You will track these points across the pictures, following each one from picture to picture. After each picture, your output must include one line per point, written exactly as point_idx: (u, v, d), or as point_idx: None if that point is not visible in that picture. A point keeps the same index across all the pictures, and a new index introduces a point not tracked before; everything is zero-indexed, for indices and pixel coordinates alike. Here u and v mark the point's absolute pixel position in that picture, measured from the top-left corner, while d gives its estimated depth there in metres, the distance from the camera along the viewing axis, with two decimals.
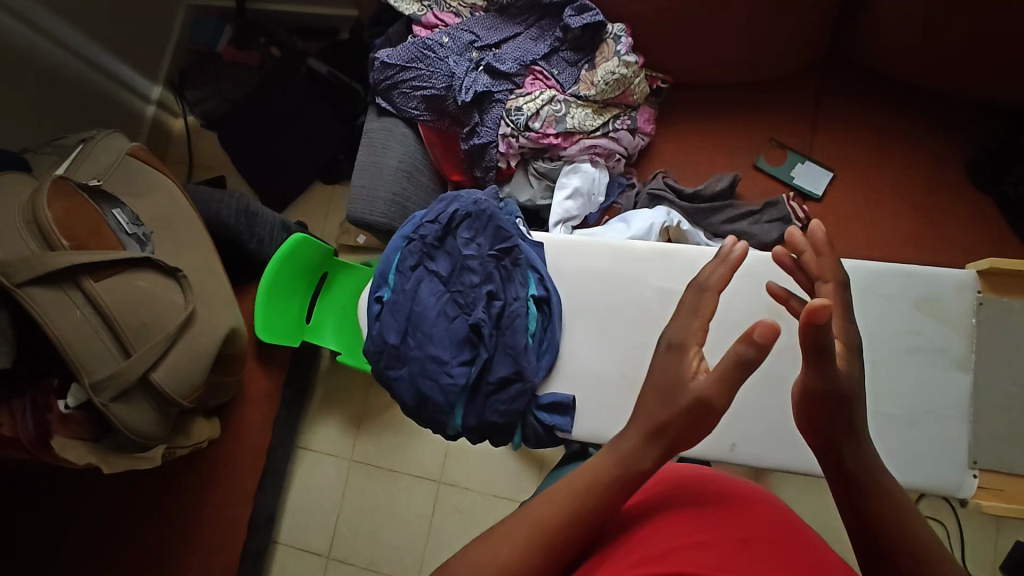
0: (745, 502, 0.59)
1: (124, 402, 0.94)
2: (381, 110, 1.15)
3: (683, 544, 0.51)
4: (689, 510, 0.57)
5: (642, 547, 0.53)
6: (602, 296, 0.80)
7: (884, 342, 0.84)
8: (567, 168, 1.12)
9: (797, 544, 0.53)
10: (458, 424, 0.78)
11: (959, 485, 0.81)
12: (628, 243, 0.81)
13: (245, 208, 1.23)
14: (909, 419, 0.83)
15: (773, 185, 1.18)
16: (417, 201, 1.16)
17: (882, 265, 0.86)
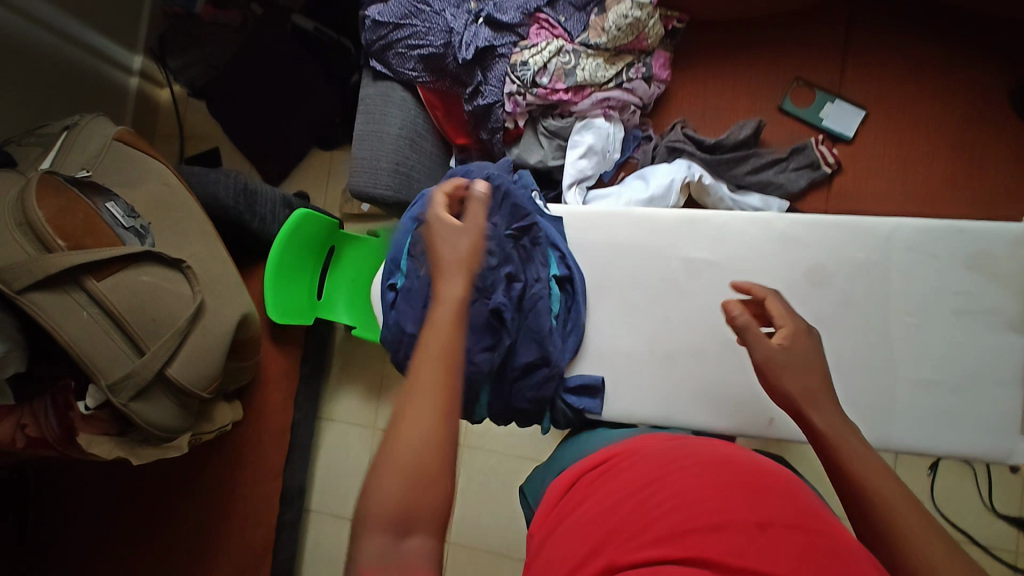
0: (771, 483, 0.57)
1: (144, 400, 0.93)
2: (375, 73, 1.07)
3: (697, 527, 0.51)
4: (700, 483, 0.57)
5: (652, 525, 0.54)
6: (627, 271, 0.86)
7: (928, 302, 0.81)
8: (578, 125, 1.05)
9: (814, 526, 0.52)
10: (485, 409, 0.81)
11: (1009, 452, 0.78)
12: (653, 215, 0.86)
13: (243, 187, 1.18)
14: (955, 384, 0.80)
15: (799, 128, 1.11)
16: (421, 169, 1.10)
17: (929, 222, 0.81)
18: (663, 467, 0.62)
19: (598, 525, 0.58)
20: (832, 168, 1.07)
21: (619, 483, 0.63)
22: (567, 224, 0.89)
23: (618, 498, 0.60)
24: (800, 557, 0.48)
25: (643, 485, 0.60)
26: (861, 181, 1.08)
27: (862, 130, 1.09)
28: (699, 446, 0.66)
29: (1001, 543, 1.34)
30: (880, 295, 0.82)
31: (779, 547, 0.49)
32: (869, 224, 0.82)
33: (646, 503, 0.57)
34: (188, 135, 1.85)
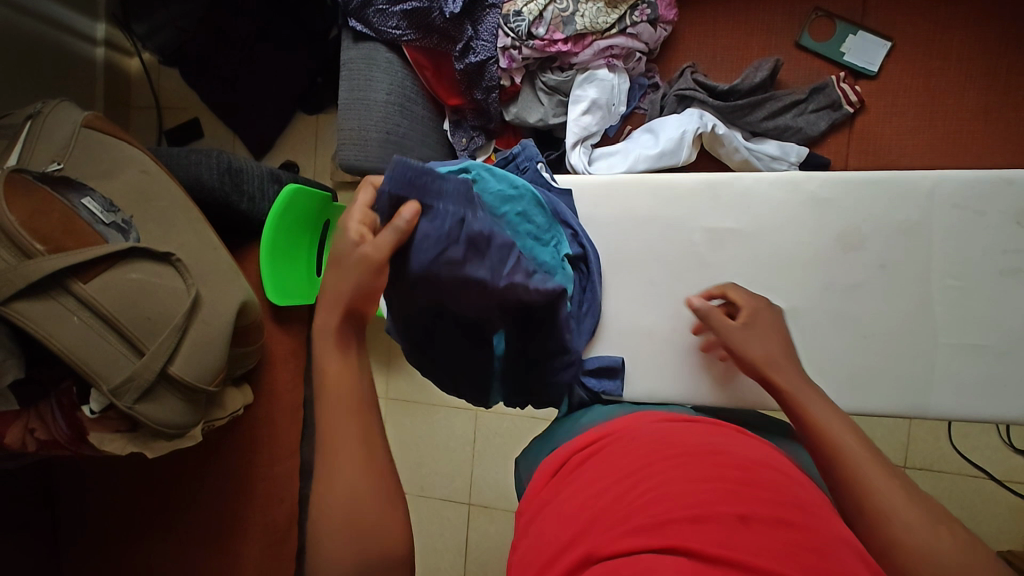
0: (774, 475, 0.55)
1: (149, 400, 0.90)
2: (356, 34, 0.97)
3: (678, 518, 0.49)
4: (691, 473, 0.54)
5: (632, 515, 0.51)
6: (642, 241, 0.83)
7: (972, 260, 0.76)
8: (580, 78, 0.97)
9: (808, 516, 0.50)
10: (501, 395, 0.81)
11: None
12: (670, 182, 0.81)
13: (227, 165, 1.10)
14: (1003, 348, 0.76)
15: (818, 65, 1.03)
16: (414, 136, 1.03)
17: (976, 173, 0.75)
18: (654, 454, 0.60)
19: (578, 515, 0.56)
20: (855, 107, 0.99)
21: (608, 468, 0.61)
22: (577, 198, 0.84)
23: (604, 483, 0.58)
24: (789, 552, 0.45)
25: (627, 474, 0.58)
26: (886, 120, 1.01)
27: (886, 64, 1.00)
28: (702, 436, 0.64)
29: (1016, 476, 1.34)
30: (916, 255, 0.77)
31: (764, 539, 0.46)
32: (906, 177, 0.77)
33: (630, 491, 0.55)
34: (165, 105, 1.76)
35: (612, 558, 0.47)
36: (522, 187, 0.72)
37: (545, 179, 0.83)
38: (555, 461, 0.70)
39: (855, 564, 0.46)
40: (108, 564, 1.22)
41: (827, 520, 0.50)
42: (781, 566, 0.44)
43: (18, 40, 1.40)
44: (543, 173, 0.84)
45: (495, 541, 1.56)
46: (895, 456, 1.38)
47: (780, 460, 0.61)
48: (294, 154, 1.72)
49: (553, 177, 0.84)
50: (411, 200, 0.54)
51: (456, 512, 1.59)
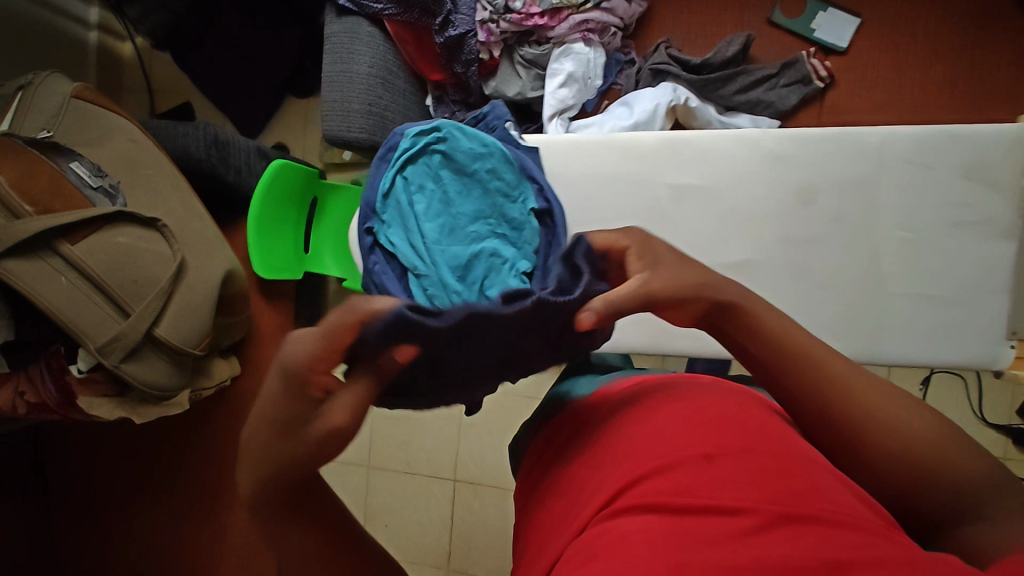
0: (741, 405, 0.55)
1: (136, 361, 0.93)
2: (339, 8, 1.00)
3: (647, 472, 0.49)
4: (660, 422, 0.55)
5: (607, 481, 0.52)
6: (607, 197, 0.85)
7: (921, 212, 0.79)
8: (557, 52, 1.00)
9: (775, 446, 0.51)
10: None
11: (994, 358, 0.79)
12: (633, 139, 0.84)
13: (214, 138, 1.14)
14: (949, 297, 0.80)
15: (790, 41, 1.05)
16: (396, 109, 1.06)
17: (925, 128, 0.78)
18: (630, 410, 0.60)
19: (567, 493, 0.56)
20: (825, 81, 1.02)
21: (591, 436, 0.62)
22: (544, 154, 0.86)
23: (590, 451, 0.59)
24: (752, 485, 0.46)
25: (606, 440, 0.58)
26: (855, 95, 1.04)
27: (856, 40, 1.03)
28: (669, 380, 0.64)
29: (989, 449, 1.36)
30: (869, 209, 0.80)
31: (730, 475, 0.47)
32: (861, 134, 0.80)
33: (610, 457, 0.55)
34: (157, 89, 1.79)
35: (592, 528, 0.48)
36: (492, 144, 0.84)
37: (513, 137, 0.87)
38: (550, 440, 0.70)
39: (822, 480, 0.47)
40: (97, 533, 1.25)
41: (794, 443, 0.51)
42: (745, 501, 0.45)
43: (12, 20, 1.42)
44: (512, 132, 0.88)
45: (479, 518, 1.59)
46: None
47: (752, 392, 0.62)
48: (285, 136, 1.75)
49: (521, 136, 0.87)
50: (409, 346, 0.46)
51: (442, 488, 1.62)
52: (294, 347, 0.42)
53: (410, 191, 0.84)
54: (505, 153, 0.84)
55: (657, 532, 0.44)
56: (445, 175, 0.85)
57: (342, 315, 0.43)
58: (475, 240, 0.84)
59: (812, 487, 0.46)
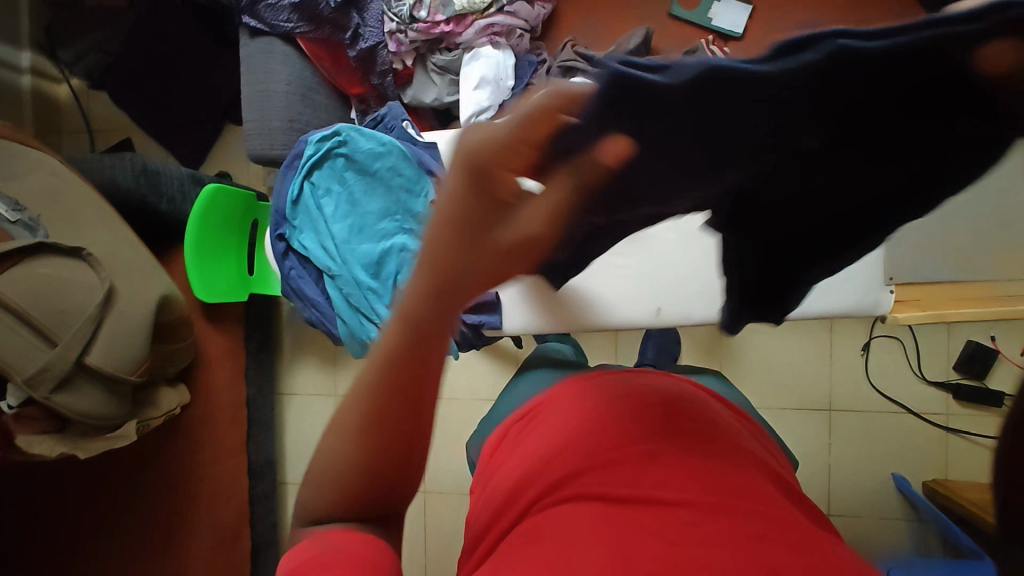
0: (688, 413, 0.58)
1: (68, 391, 0.93)
2: (251, 30, 1.02)
3: (593, 465, 0.51)
4: (610, 420, 0.57)
5: (552, 471, 0.53)
6: None
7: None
8: (466, 57, 1.04)
9: (714, 448, 0.53)
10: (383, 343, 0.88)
11: (877, 304, 0.85)
12: None
13: (143, 168, 1.15)
14: None
15: (690, 31, 1.11)
16: (319, 123, 1.09)
17: None
18: (581, 406, 0.62)
19: (511, 482, 0.58)
20: None
21: (540, 429, 0.63)
22: (441, 149, 0.88)
23: (535, 445, 0.61)
24: (688, 476, 0.48)
25: (554, 432, 0.60)
26: None
27: (750, 25, 1.09)
28: (618, 381, 0.67)
29: (934, 409, 1.37)
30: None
31: (670, 467, 0.49)
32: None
33: (556, 447, 0.57)
34: (97, 129, 1.78)
35: (538, 516, 0.48)
36: (389, 142, 0.86)
37: (411, 136, 0.89)
38: (501, 439, 0.72)
39: (756, 478, 0.50)
40: None
41: (733, 449, 0.54)
42: (683, 490, 0.47)
43: None
44: (411, 131, 0.91)
45: (451, 526, 1.58)
46: (819, 400, 1.42)
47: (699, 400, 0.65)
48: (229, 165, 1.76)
49: (418, 134, 0.89)
50: (626, 136, 0.33)
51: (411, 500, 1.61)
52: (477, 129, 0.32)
53: (318, 196, 0.87)
54: (403, 150, 0.86)
55: (601, 517, 0.45)
56: (350, 176, 0.87)
57: (535, 98, 0.31)
58: (385, 237, 0.86)
59: (748, 483, 0.49)
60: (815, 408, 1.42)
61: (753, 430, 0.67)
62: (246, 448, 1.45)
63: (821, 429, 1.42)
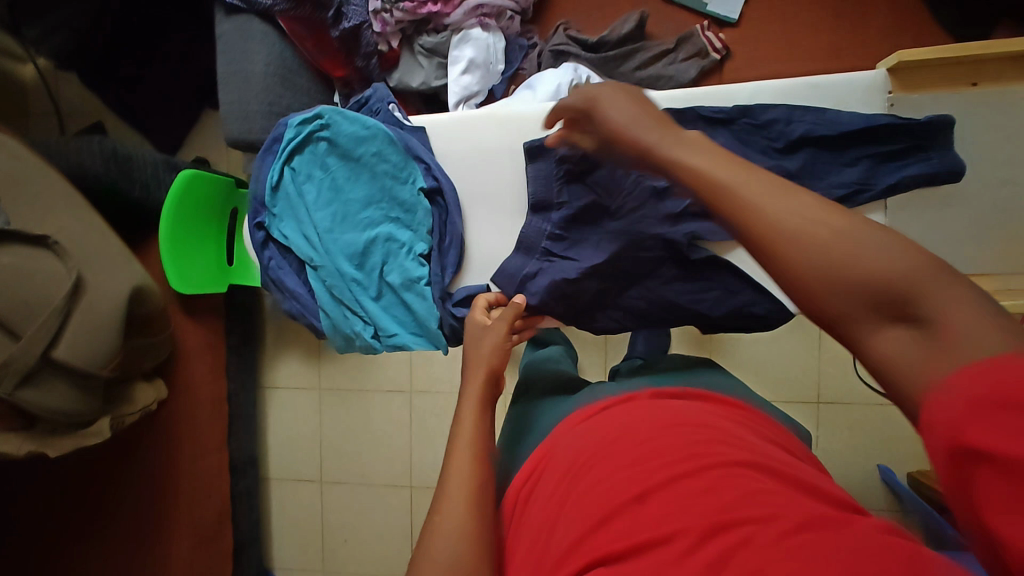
0: (704, 437, 0.53)
1: (34, 387, 0.89)
2: (228, 6, 0.98)
3: (590, 528, 0.47)
4: (605, 458, 0.53)
5: (556, 536, 0.49)
6: (487, 174, 0.83)
7: (789, 155, 0.76)
8: (455, 39, 1.00)
9: (743, 473, 0.48)
10: (373, 342, 0.84)
11: None
12: (516, 112, 0.80)
13: (113, 151, 1.09)
14: None
15: (685, 17, 1.08)
16: (299, 105, 1.04)
17: (786, 83, 0.78)
18: (586, 443, 0.57)
19: (519, 536, 0.54)
20: (721, 53, 1.05)
21: (546, 470, 0.58)
22: (430, 134, 0.84)
23: (541, 494, 0.56)
24: (683, 510, 0.45)
25: (559, 471, 0.56)
26: (751, 62, 1.07)
27: (747, 11, 1.07)
28: (609, 418, 0.61)
29: None
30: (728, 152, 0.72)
31: (665, 507, 0.46)
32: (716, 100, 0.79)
33: (561, 494, 0.53)
34: (67, 113, 1.70)
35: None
36: (374, 126, 0.82)
37: (398, 119, 0.85)
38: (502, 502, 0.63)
39: (786, 496, 0.45)
40: None
41: (764, 477, 0.48)
42: (685, 528, 0.43)
43: None
44: (396, 114, 0.87)
45: None
46: (807, 392, 1.42)
47: (728, 419, 0.59)
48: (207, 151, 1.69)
49: (405, 117, 0.84)
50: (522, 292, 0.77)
51: (398, 496, 1.50)
52: (608, 104, 0.54)
53: (299, 181, 0.83)
54: (388, 135, 0.82)
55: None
56: (332, 162, 0.83)
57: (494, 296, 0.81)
58: (369, 226, 0.83)
59: (787, 504, 0.44)
60: (803, 400, 1.42)
61: (747, 417, 0.61)
62: (227, 446, 1.41)
63: (808, 421, 1.42)
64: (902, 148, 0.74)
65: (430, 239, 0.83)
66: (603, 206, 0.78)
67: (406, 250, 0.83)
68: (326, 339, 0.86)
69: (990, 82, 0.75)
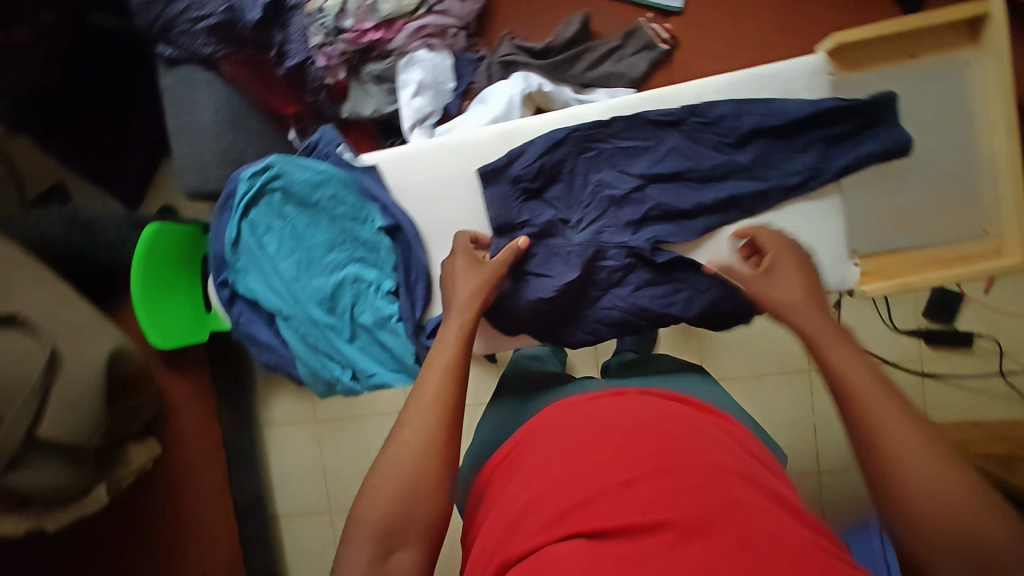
0: (688, 438, 0.53)
1: (22, 469, 0.88)
2: (168, 59, 0.96)
3: (571, 505, 0.47)
4: (588, 446, 0.53)
5: (531, 508, 0.49)
6: (445, 203, 0.83)
7: (740, 148, 0.78)
8: (402, 63, 1.00)
9: (723, 479, 0.48)
10: (351, 383, 0.84)
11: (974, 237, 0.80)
12: (465, 138, 0.81)
13: (73, 217, 1.09)
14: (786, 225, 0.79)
15: (628, 11, 1.08)
16: (253, 149, 1.03)
17: (733, 76, 0.79)
18: (563, 429, 0.57)
19: (486, 519, 0.54)
20: (670, 43, 1.06)
21: (522, 455, 0.58)
22: (382, 171, 0.83)
23: (513, 476, 0.56)
24: (669, 501, 0.45)
25: (535, 457, 0.55)
26: (699, 49, 1.07)
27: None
28: (596, 405, 0.61)
29: (908, 357, 1.38)
30: (680, 155, 0.79)
31: (649, 496, 0.46)
32: (664, 100, 0.80)
33: (534, 476, 0.53)
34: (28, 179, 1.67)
35: (518, 563, 0.45)
36: (326, 170, 0.82)
37: (348, 161, 0.84)
38: (478, 484, 0.63)
39: (761, 505, 0.46)
40: None
41: (740, 484, 0.48)
42: (670, 518, 0.43)
43: None
44: (346, 155, 0.86)
45: None
46: (797, 361, 1.43)
47: (705, 423, 0.59)
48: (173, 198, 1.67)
49: (355, 156, 0.84)
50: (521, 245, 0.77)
51: None
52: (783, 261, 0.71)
53: (259, 235, 0.84)
54: (342, 177, 0.83)
55: (585, 558, 0.42)
56: (289, 211, 0.84)
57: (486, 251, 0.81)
58: (335, 270, 0.83)
59: (761, 512, 0.45)
60: (794, 370, 1.43)
61: (726, 423, 0.62)
62: (230, 490, 1.41)
63: (802, 391, 1.42)
64: (852, 128, 0.77)
65: (397, 275, 0.83)
66: (564, 218, 0.81)
67: (374, 288, 0.83)
68: (306, 386, 0.86)
69: (929, 52, 0.79)
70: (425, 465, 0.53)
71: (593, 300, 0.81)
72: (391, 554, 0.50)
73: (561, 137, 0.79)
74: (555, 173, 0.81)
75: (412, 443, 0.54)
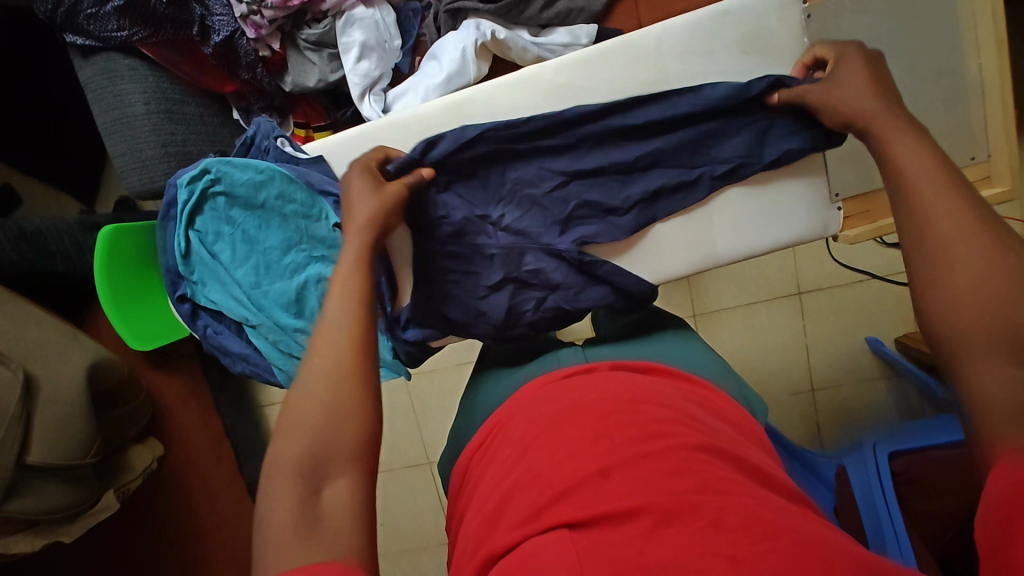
0: (668, 419, 0.52)
1: (19, 496, 0.87)
2: (82, 49, 0.89)
3: (551, 496, 0.45)
4: (567, 430, 0.52)
5: (512, 504, 0.47)
6: None
7: (672, 131, 0.77)
8: (340, 25, 0.91)
9: (701, 459, 0.47)
10: None
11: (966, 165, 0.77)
12: (415, 112, 0.80)
13: (19, 230, 1.01)
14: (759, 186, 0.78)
15: None
16: (196, 138, 0.95)
17: (693, 16, 0.76)
18: (542, 415, 0.56)
19: (468, 517, 0.53)
20: None
21: (501, 444, 0.57)
22: (329, 162, 0.82)
23: (494, 469, 0.54)
24: (648, 488, 0.44)
25: (517, 444, 0.54)
26: None
27: None
28: (574, 386, 0.59)
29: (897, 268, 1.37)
30: (608, 143, 0.78)
31: (628, 483, 0.45)
32: (590, 87, 0.79)
33: (515, 466, 0.51)
34: None
35: (501, 559, 0.44)
36: (266, 167, 0.80)
37: (291, 154, 0.83)
38: (459, 479, 0.63)
39: (742, 486, 0.44)
40: None
41: (711, 463, 0.47)
42: (649, 504, 0.42)
43: None
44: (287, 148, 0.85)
45: None
46: (787, 285, 1.39)
47: (684, 398, 0.58)
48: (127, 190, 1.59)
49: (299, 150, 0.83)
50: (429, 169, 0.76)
51: (417, 477, 1.48)
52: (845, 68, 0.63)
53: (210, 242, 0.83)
54: (285, 174, 0.80)
55: (568, 550, 0.41)
56: (237, 214, 0.82)
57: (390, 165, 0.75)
58: (296, 270, 0.81)
59: (733, 488, 0.44)
60: (785, 294, 1.39)
61: (707, 398, 0.61)
62: (239, 475, 1.41)
63: (795, 314, 1.39)
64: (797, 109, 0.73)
65: None
66: (495, 221, 0.80)
67: None
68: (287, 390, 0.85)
69: None
70: (342, 406, 0.48)
71: (534, 303, 0.79)
72: (320, 490, 0.45)
73: (476, 137, 0.78)
74: (480, 173, 0.80)
75: (323, 384, 0.49)
